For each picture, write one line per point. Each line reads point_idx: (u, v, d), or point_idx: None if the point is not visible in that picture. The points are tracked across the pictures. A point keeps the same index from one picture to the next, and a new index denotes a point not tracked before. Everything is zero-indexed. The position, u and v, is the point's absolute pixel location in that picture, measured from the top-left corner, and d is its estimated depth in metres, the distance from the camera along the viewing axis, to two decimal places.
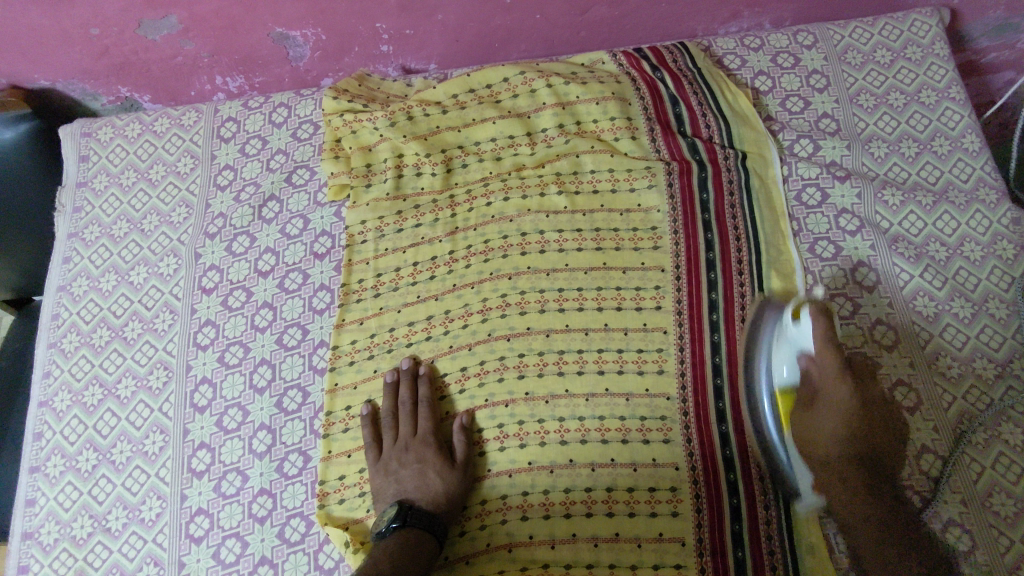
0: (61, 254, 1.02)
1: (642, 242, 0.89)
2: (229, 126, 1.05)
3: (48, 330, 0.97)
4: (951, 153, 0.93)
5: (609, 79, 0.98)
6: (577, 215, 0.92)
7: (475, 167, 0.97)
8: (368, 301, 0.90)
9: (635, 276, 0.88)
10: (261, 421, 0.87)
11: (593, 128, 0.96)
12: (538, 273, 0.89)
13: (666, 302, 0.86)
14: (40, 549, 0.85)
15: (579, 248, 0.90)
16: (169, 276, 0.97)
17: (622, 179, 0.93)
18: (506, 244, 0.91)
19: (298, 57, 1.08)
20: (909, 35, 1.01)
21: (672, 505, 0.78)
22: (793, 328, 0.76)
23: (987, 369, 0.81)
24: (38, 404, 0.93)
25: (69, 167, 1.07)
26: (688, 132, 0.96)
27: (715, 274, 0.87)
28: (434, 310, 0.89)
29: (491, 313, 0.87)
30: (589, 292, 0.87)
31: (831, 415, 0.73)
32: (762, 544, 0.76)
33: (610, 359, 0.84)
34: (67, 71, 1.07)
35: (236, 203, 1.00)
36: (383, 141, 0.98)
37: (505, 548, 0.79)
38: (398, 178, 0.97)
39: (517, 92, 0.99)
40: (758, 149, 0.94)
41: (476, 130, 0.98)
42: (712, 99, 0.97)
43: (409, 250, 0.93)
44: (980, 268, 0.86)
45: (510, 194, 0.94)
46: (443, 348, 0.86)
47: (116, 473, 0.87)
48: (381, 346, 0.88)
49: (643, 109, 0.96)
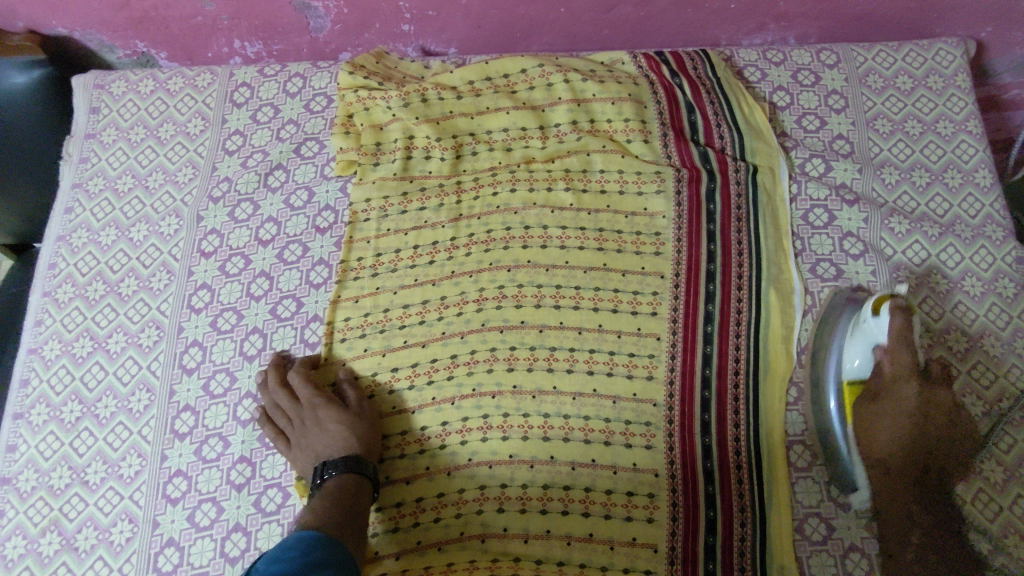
0: (63, 204, 1.01)
1: (644, 247, 0.89)
2: (243, 91, 1.05)
3: (44, 278, 0.97)
4: (962, 186, 0.93)
5: (627, 80, 0.98)
6: (582, 213, 0.91)
7: (485, 156, 0.96)
8: (365, 279, 0.90)
9: (634, 280, 0.87)
10: (248, 389, 0.87)
11: (607, 127, 0.96)
12: (537, 267, 0.88)
13: (661, 309, 0.86)
14: (17, 495, 0.85)
15: (581, 246, 0.89)
16: (169, 236, 0.97)
17: (630, 181, 0.92)
18: (508, 236, 0.91)
19: (319, 28, 1.08)
20: (933, 64, 1.00)
21: (648, 511, 0.78)
22: (872, 322, 0.78)
23: (976, 405, 0.81)
24: (27, 350, 0.93)
25: (79, 118, 1.06)
26: (702, 141, 0.95)
27: (714, 286, 0.87)
28: (430, 295, 0.88)
29: (487, 304, 0.87)
30: (587, 291, 0.87)
31: (895, 412, 0.77)
32: (734, 557, 0.76)
33: (601, 360, 0.84)
34: (85, 21, 1.07)
35: (243, 168, 1.00)
36: (395, 122, 0.97)
37: (478, 538, 0.79)
38: (407, 160, 0.96)
39: (534, 84, 0.99)
40: (769, 164, 0.94)
41: (489, 119, 0.97)
42: (728, 110, 0.96)
43: (411, 233, 0.92)
44: (979, 303, 0.86)
45: (517, 186, 0.93)
46: (436, 333, 0.86)
47: (99, 427, 0.87)
48: (374, 325, 0.88)
49: (658, 113, 0.96)
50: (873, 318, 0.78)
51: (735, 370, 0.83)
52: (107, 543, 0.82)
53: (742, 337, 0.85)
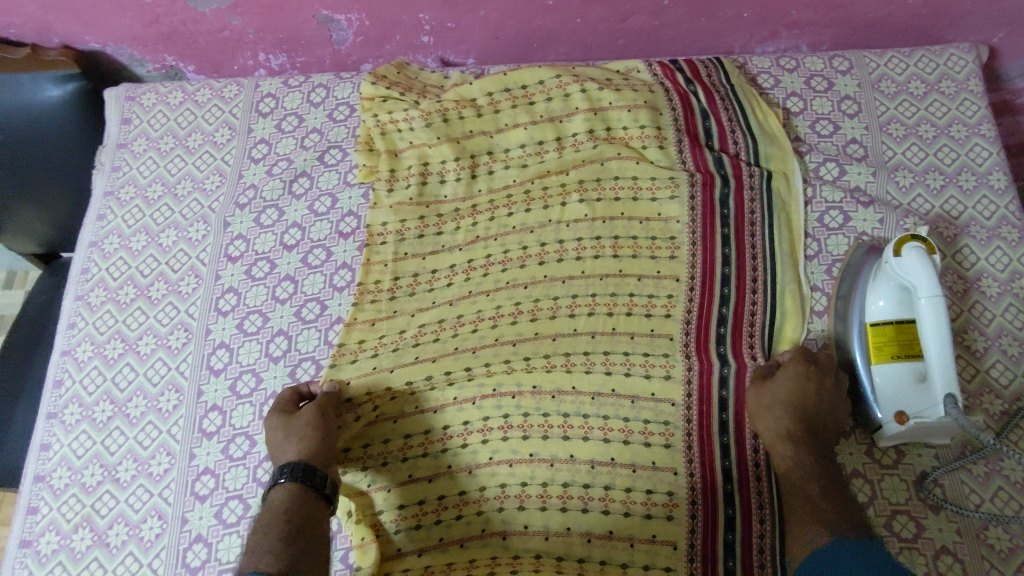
0: (95, 212, 1.05)
1: (660, 252, 0.91)
2: (268, 101, 1.08)
3: (77, 283, 1.00)
4: (976, 189, 0.93)
5: (643, 88, 0.99)
6: (597, 221, 0.93)
7: (500, 173, 0.99)
8: (382, 303, 0.91)
9: (650, 284, 0.89)
10: (273, 389, 0.89)
11: (623, 135, 0.98)
12: (554, 280, 0.90)
13: (676, 311, 0.87)
14: (51, 492, 0.88)
15: (596, 256, 0.91)
16: (197, 241, 1.00)
17: (644, 187, 0.94)
18: (525, 254, 0.93)
19: (341, 40, 1.11)
20: (945, 69, 1.02)
21: (667, 509, 0.80)
22: (894, 263, 0.80)
23: (994, 405, 0.82)
24: (61, 352, 0.96)
25: (111, 129, 1.10)
26: (716, 147, 0.97)
27: (728, 289, 0.88)
28: (447, 315, 0.90)
29: (503, 320, 0.89)
30: (602, 296, 0.89)
31: (785, 394, 0.79)
32: (754, 558, 0.77)
33: (618, 361, 0.85)
34: (116, 36, 1.10)
35: (268, 176, 1.03)
36: (411, 149, 1.00)
37: (499, 534, 0.82)
38: (421, 184, 0.98)
39: (551, 95, 1.00)
40: (783, 168, 0.95)
41: (507, 136, 1.00)
42: (743, 116, 0.98)
43: (428, 257, 0.94)
44: (995, 304, 0.87)
45: (532, 206, 0.96)
46: (449, 350, 0.88)
47: (130, 426, 0.90)
48: (388, 345, 0.89)
49: (674, 120, 0.98)
50: (895, 259, 0.80)
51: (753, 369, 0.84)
52: (137, 539, 0.84)
53: (757, 338, 0.86)
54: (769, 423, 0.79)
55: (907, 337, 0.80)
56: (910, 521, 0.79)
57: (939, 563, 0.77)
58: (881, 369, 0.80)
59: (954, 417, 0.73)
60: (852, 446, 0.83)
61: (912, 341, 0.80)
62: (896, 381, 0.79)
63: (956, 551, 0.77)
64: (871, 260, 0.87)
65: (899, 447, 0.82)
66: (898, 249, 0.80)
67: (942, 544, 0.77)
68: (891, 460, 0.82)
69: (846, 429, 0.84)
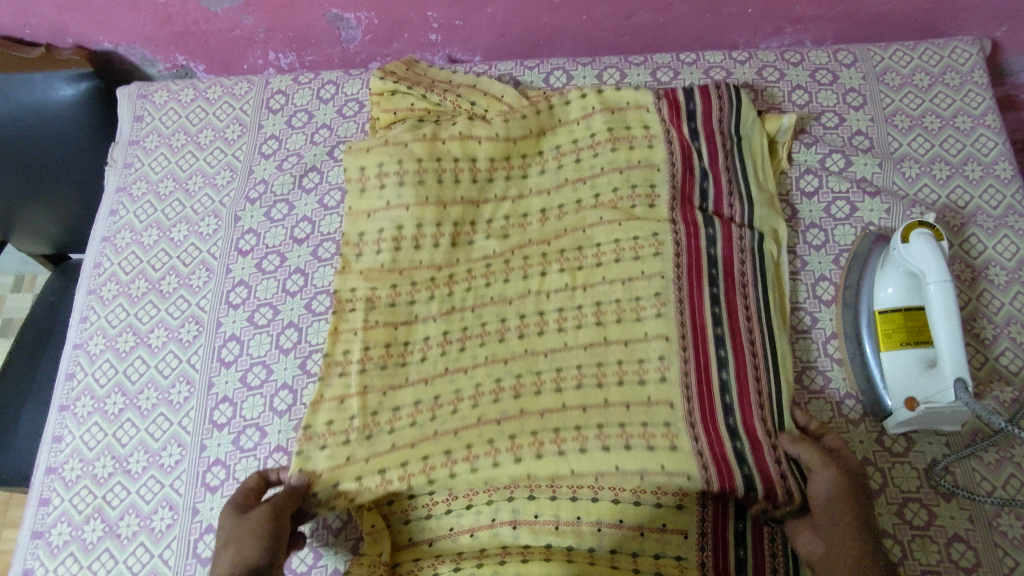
0: (107, 207, 1.06)
1: (643, 312, 0.85)
2: (278, 98, 1.09)
3: (89, 277, 1.01)
4: (983, 178, 0.94)
5: (641, 142, 0.94)
6: (577, 292, 0.88)
7: (481, 244, 0.93)
8: (351, 376, 0.84)
9: (638, 347, 0.83)
10: (283, 380, 0.90)
11: (611, 198, 0.92)
12: (535, 354, 0.85)
13: (671, 373, 0.81)
14: (63, 484, 0.88)
15: (578, 325, 0.86)
16: (208, 235, 1.01)
17: (626, 248, 0.88)
18: (504, 328, 0.88)
19: (350, 39, 1.12)
20: (949, 61, 1.02)
21: (677, 498, 0.78)
22: (902, 249, 0.80)
23: (1006, 392, 0.82)
24: (73, 346, 0.97)
25: (124, 126, 1.11)
26: (710, 209, 0.91)
27: (724, 352, 0.82)
28: (423, 395, 0.84)
29: (483, 400, 0.83)
30: (588, 367, 0.83)
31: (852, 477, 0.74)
32: (765, 552, 0.76)
33: (613, 434, 0.78)
34: (129, 36, 1.11)
35: (279, 171, 1.04)
36: (387, 210, 0.92)
37: (510, 523, 0.80)
38: (395, 250, 0.91)
39: (546, 168, 0.97)
40: (773, 232, 0.91)
41: (493, 207, 0.94)
42: (743, 178, 0.93)
43: (401, 327, 0.88)
44: (1003, 292, 0.87)
45: (511, 275, 0.90)
46: (428, 434, 0.81)
47: (141, 418, 0.90)
48: (362, 431, 0.81)
49: (670, 177, 0.92)
50: (902, 246, 0.80)
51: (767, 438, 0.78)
52: (148, 530, 0.84)
53: (767, 411, 0.79)
54: (834, 511, 0.71)
55: (916, 323, 0.80)
56: (922, 508, 0.78)
57: (952, 551, 0.76)
58: (889, 357, 0.80)
59: (964, 402, 0.73)
60: (862, 434, 0.82)
61: (921, 328, 0.80)
62: (905, 368, 0.79)
63: (969, 539, 0.76)
64: (878, 249, 0.88)
65: (909, 435, 0.82)
66: (907, 237, 0.80)
67: (955, 532, 0.77)
68: (902, 448, 0.81)
69: (855, 416, 0.84)
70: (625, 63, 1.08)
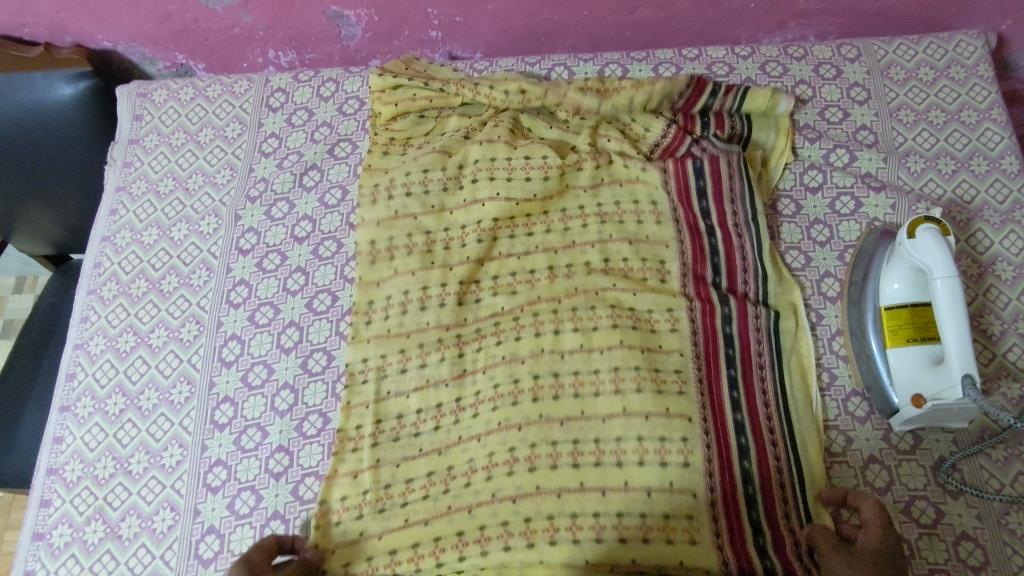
0: (107, 206, 1.05)
1: (665, 385, 0.81)
2: (278, 96, 1.09)
3: (89, 277, 1.01)
4: (989, 173, 0.93)
5: (649, 217, 0.92)
6: (593, 353, 0.84)
7: (487, 301, 0.90)
8: (364, 452, 0.82)
9: (660, 424, 0.79)
10: (284, 380, 0.89)
11: (622, 266, 0.90)
12: (551, 420, 0.81)
13: (694, 458, 0.77)
14: (64, 485, 0.88)
15: (596, 393, 0.82)
16: (208, 234, 1.00)
17: (642, 321, 0.87)
18: (517, 389, 0.83)
19: (350, 36, 1.12)
20: (954, 55, 1.01)
21: (685, 480, 0.77)
22: (908, 245, 0.79)
23: (1014, 389, 0.81)
24: (74, 346, 0.96)
25: (123, 125, 1.11)
26: (724, 285, 0.89)
27: (746, 440, 0.79)
28: (436, 466, 0.81)
29: (497, 470, 0.79)
30: (607, 444, 0.79)
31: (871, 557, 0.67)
32: (791, 555, 0.73)
33: (630, 449, 0.78)
34: (128, 35, 1.11)
35: (279, 169, 1.03)
36: (394, 279, 0.91)
37: None
38: (403, 313, 0.89)
39: (551, 227, 0.93)
40: (793, 308, 0.88)
41: (497, 265, 0.92)
42: (758, 253, 0.89)
43: (415, 394, 0.85)
44: (1010, 288, 0.86)
45: (522, 333, 0.86)
46: (441, 509, 0.79)
47: (142, 418, 0.90)
48: (373, 504, 0.80)
49: (680, 253, 0.90)
50: (908, 241, 0.79)
51: (780, 480, 0.78)
52: (150, 531, 0.83)
53: (780, 448, 0.79)
54: None
55: (923, 320, 0.79)
56: (929, 506, 0.77)
57: (961, 549, 0.75)
58: (896, 353, 0.80)
59: (972, 399, 0.72)
60: (868, 432, 0.82)
61: (927, 324, 0.79)
62: (913, 365, 0.78)
63: (977, 537, 0.75)
64: (884, 246, 0.87)
65: (916, 432, 0.81)
66: (912, 232, 0.79)
67: (962, 530, 0.76)
68: (909, 446, 0.80)
69: (862, 414, 0.83)
70: (627, 59, 1.07)
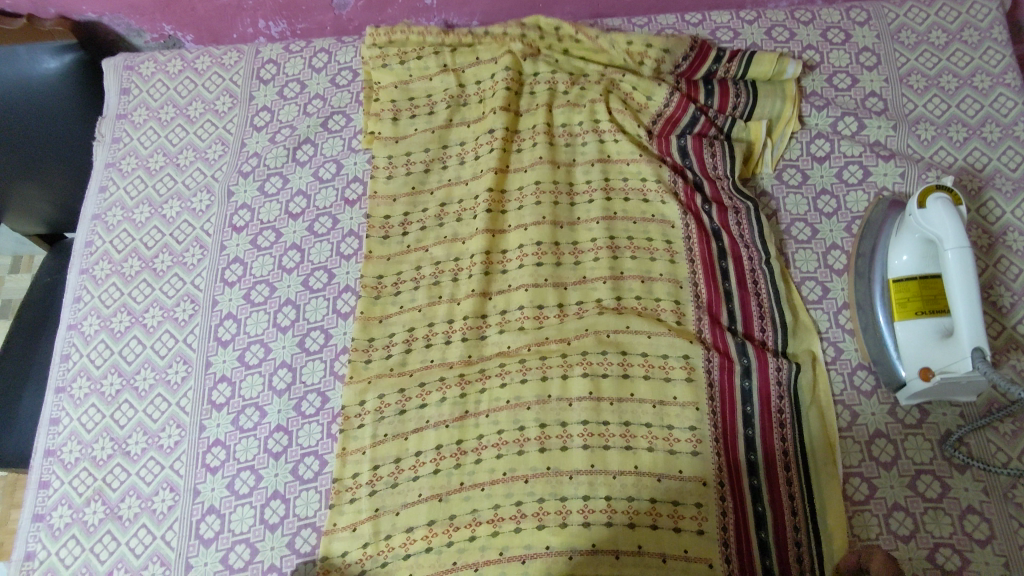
0: (97, 183, 1.03)
1: (677, 444, 0.77)
2: (269, 68, 1.06)
3: (81, 257, 0.99)
4: (1001, 140, 0.90)
5: (661, 254, 0.87)
6: (602, 403, 0.79)
7: (494, 340, 0.85)
8: (363, 501, 0.78)
9: (672, 488, 0.76)
10: (282, 359, 0.88)
11: (635, 305, 0.85)
12: (560, 474, 0.76)
13: (709, 527, 0.74)
14: (62, 466, 0.87)
15: (605, 446, 0.77)
16: (201, 212, 0.98)
17: (655, 365, 0.81)
18: (523, 437, 0.78)
19: (342, 5, 1.08)
20: (968, 18, 0.98)
21: (697, 523, 0.74)
22: (918, 214, 0.76)
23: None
24: (67, 326, 0.95)
25: (110, 99, 1.08)
26: (740, 331, 0.84)
27: (762, 507, 0.76)
28: (437, 514, 0.77)
29: (504, 526, 0.75)
30: (619, 503, 0.75)
31: None
32: (786, 522, 0.75)
33: (642, 510, 0.75)
34: (113, 5, 1.07)
35: (272, 143, 1.01)
36: (401, 315, 0.87)
37: (518, 560, 0.74)
38: (406, 351, 0.85)
39: (561, 261, 0.88)
40: (813, 355, 0.83)
41: (504, 298, 0.87)
42: (775, 302, 0.85)
43: (411, 437, 0.81)
44: (1021, 258, 0.84)
45: (528, 374, 0.81)
46: (446, 564, 0.75)
47: (138, 399, 0.89)
48: (374, 559, 0.76)
49: (694, 295, 0.85)
50: (919, 211, 0.76)
51: (783, 452, 0.78)
52: (150, 511, 0.83)
53: (786, 424, 0.79)
54: None
55: (932, 292, 0.77)
56: (935, 481, 0.76)
57: (967, 523, 0.74)
58: (903, 326, 0.78)
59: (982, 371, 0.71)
60: (874, 406, 0.80)
61: (936, 296, 0.77)
62: (921, 337, 0.76)
63: (983, 510, 0.74)
64: (894, 215, 0.84)
65: (923, 407, 0.80)
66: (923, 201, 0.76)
67: (968, 504, 0.75)
68: (915, 420, 0.79)
69: (868, 387, 0.82)
70: (628, 25, 1.04)
